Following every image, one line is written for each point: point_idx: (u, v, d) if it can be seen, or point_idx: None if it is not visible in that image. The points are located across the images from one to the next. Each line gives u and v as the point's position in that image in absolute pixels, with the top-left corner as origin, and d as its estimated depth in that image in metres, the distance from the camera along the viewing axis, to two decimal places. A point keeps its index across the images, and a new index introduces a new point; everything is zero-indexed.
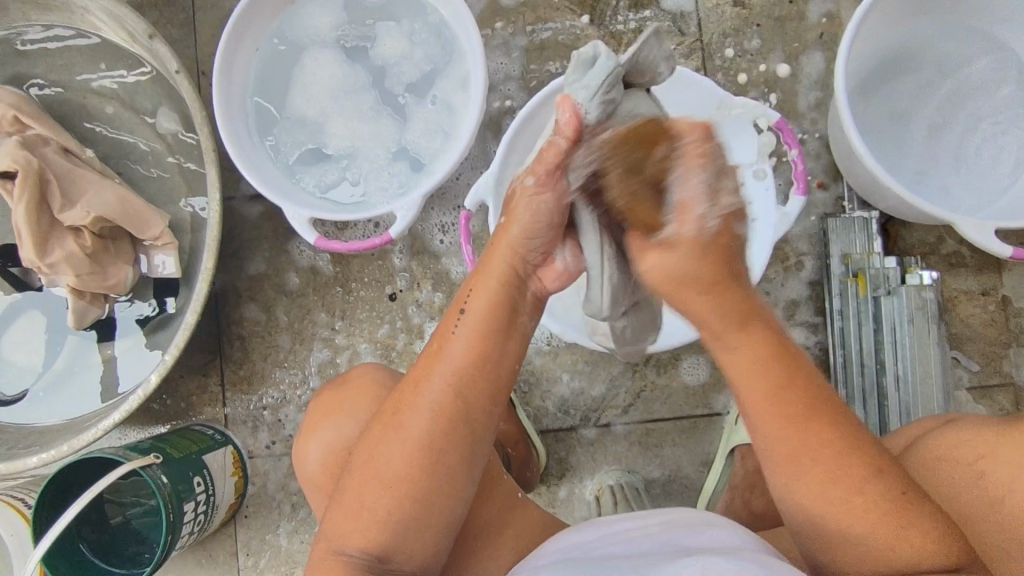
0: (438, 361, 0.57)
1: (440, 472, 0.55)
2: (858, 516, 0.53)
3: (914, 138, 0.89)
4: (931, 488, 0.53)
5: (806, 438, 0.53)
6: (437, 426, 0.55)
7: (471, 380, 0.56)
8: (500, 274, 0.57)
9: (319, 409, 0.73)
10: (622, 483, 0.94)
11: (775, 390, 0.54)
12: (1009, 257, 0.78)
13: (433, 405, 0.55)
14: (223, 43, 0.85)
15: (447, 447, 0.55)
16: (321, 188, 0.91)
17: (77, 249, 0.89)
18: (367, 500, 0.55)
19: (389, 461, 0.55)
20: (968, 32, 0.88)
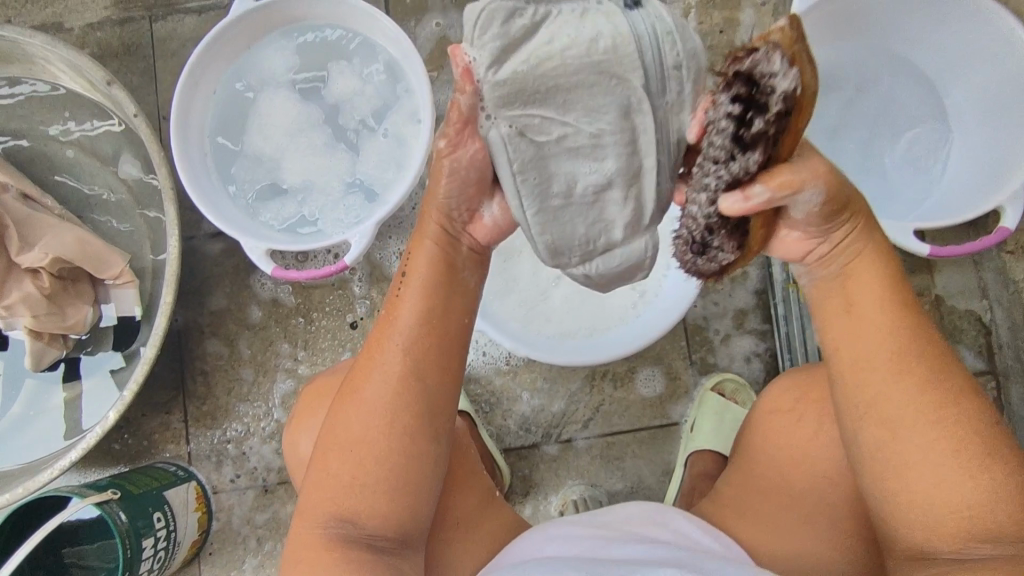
0: (388, 326, 0.59)
1: (402, 428, 0.57)
2: (964, 522, 0.50)
3: (840, 151, 0.95)
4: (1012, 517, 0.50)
5: (926, 416, 0.51)
6: (393, 384, 0.57)
7: (424, 338, 0.58)
8: (432, 238, 0.60)
9: (305, 400, 0.75)
10: (585, 497, 0.96)
11: (904, 363, 0.52)
12: (926, 254, 0.83)
13: (387, 365, 0.57)
14: (179, 87, 0.89)
15: (405, 403, 0.57)
16: (279, 221, 0.93)
17: (34, 290, 0.91)
18: (345, 467, 0.57)
19: (359, 426, 0.57)
20: (881, 53, 0.95)
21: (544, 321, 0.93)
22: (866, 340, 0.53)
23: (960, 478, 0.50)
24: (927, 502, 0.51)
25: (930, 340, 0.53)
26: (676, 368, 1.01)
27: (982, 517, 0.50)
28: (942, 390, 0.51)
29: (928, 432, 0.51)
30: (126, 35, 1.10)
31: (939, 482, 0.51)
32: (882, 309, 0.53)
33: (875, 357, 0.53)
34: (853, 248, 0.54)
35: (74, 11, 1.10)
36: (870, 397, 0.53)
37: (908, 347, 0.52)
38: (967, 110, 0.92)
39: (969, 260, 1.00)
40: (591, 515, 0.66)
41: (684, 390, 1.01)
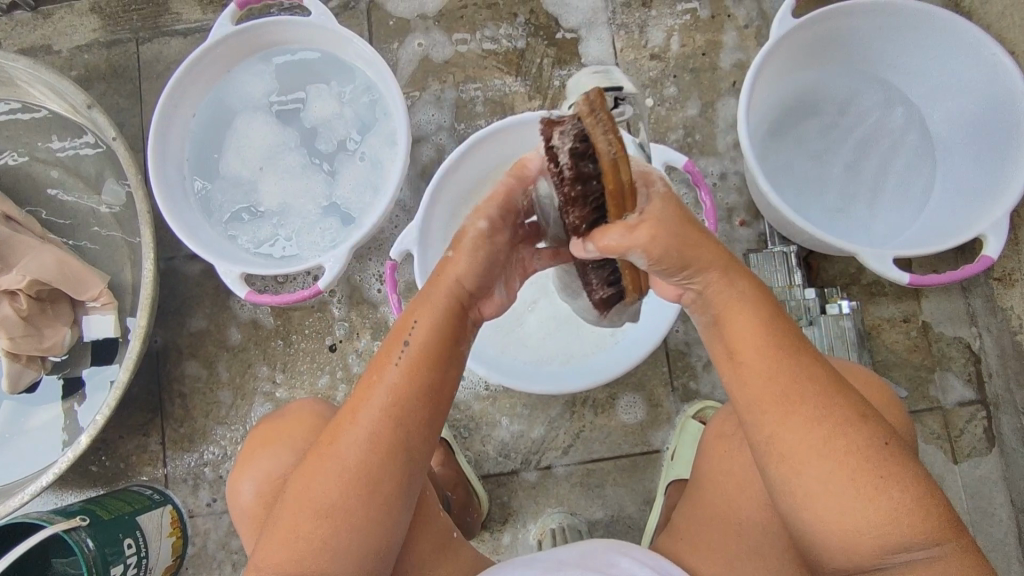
0: (374, 395, 0.54)
1: (380, 491, 0.54)
2: (878, 546, 0.49)
3: (822, 175, 0.93)
4: (929, 535, 0.49)
5: (823, 447, 0.50)
6: (376, 453, 0.54)
7: (412, 407, 0.54)
8: (442, 308, 0.56)
9: (252, 442, 0.73)
10: (563, 526, 0.94)
11: (789, 398, 0.51)
12: (907, 282, 0.81)
13: (370, 433, 0.54)
14: (157, 111, 0.89)
15: (385, 470, 0.54)
16: (255, 244, 0.93)
17: (11, 312, 0.90)
18: (296, 533, 0.54)
19: (318, 495, 0.54)
20: (863, 76, 0.94)
21: (521, 347, 0.92)
22: (754, 383, 0.52)
23: (860, 502, 0.49)
24: (839, 531, 0.50)
25: (813, 370, 0.52)
26: (658, 394, 0.99)
27: (898, 538, 0.49)
28: (833, 417, 0.50)
29: (826, 464, 0.50)
30: (112, 57, 1.11)
31: (847, 511, 0.49)
32: (761, 350, 0.52)
33: (762, 395, 0.52)
34: (718, 295, 0.54)
35: (62, 33, 1.11)
36: (768, 435, 0.52)
37: (791, 380, 0.51)
38: (949, 135, 0.91)
39: (957, 287, 0.98)
40: (552, 554, 0.62)
41: (665, 416, 0.99)
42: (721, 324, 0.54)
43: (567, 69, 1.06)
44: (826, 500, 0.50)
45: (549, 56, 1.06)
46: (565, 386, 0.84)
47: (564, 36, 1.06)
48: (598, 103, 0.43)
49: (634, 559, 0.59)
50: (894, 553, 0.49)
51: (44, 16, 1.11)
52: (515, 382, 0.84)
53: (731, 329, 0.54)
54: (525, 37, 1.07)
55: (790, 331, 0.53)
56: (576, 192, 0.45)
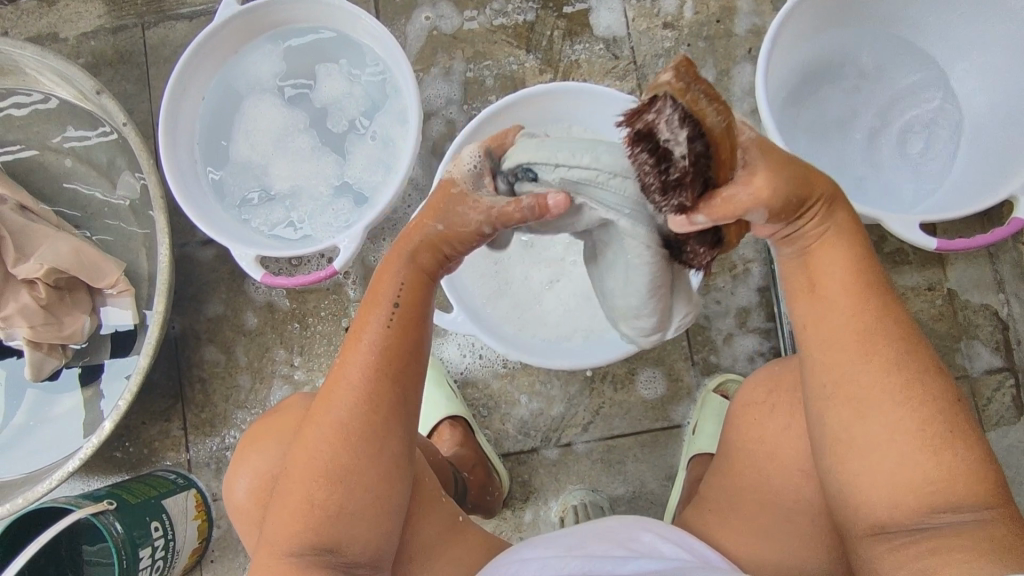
0: (355, 354, 0.52)
1: (376, 456, 0.52)
2: (929, 502, 0.48)
3: (844, 140, 0.91)
4: (981, 498, 0.48)
5: (888, 395, 0.50)
6: (368, 415, 0.51)
7: (398, 359, 0.52)
8: (414, 261, 0.53)
9: (249, 439, 0.72)
10: (585, 502, 0.93)
11: (870, 339, 0.51)
12: (936, 248, 0.79)
13: (358, 393, 0.51)
14: (167, 94, 0.88)
15: (382, 433, 0.51)
16: (268, 227, 0.93)
17: (31, 301, 0.91)
18: (301, 498, 0.51)
19: (316, 455, 0.51)
20: (885, 38, 0.91)
21: (540, 325, 0.91)
22: (831, 322, 0.52)
23: (920, 458, 0.48)
24: (884, 482, 0.49)
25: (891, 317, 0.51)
26: (677, 369, 0.98)
27: (942, 498, 0.48)
28: (912, 366, 0.50)
29: (893, 410, 0.49)
30: (118, 43, 1.10)
31: (900, 462, 0.49)
32: (846, 288, 0.52)
33: (839, 327, 0.51)
34: (821, 255, 0.53)
35: (68, 20, 1.10)
36: (833, 376, 0.52)
37: (869, 326, 0.51)
38: (976, 95, 0.88)
39: (983, 254, 0.96)
40: (571, 534, 0.61)
41: (686, 391, 0.98)
42: (804, 261, 0.54)
43: (579, 41, 1.04)
44: (888, 452, 0.49)
45: (560, 29, 1.04)
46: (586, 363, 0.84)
47: (575, 7, 1.04)
48: (690, 73, 0.41)
49: (656, 534, 0.59)
50: (945, 514, 0.48)
51: (49, 4, 1.10)
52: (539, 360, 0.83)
53: (817, 269, 0.53)
54: (535, 10, 1.04)
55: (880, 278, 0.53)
56: (687, 172, 0.43)
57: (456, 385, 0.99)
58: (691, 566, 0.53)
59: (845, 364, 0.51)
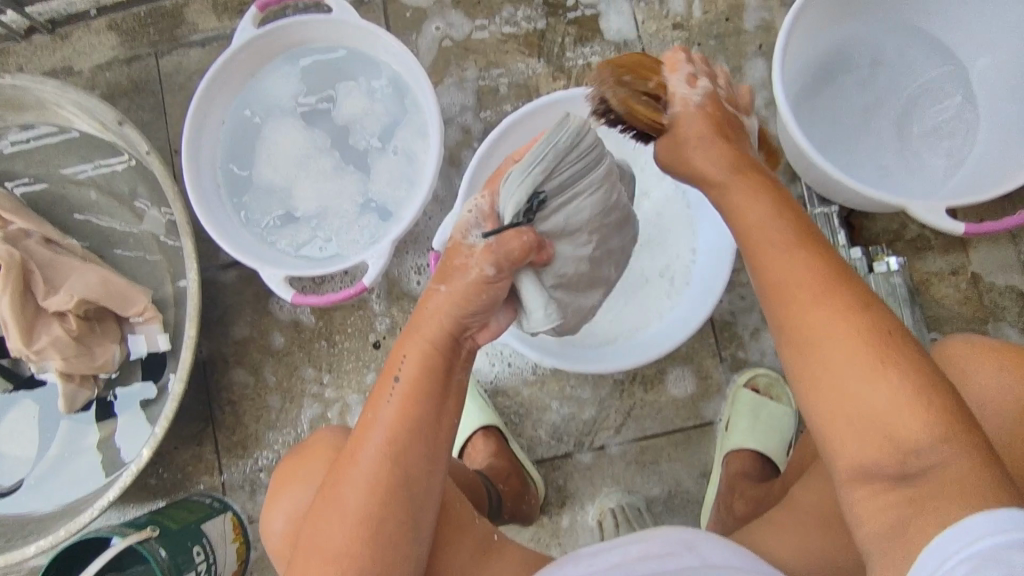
0: (372, 428, 0.58)
1: (382, 535, 0.55)
2: (887, 433, 0.47)
3: (861, 129, 0.92)
4: (942, 432, 0.46)
5: (837, 332, 0.49)
6: (378, 491, 0.56)
7: (409, 432, 0.57)
8: (429, 340, 0.59)
9: (277, 479, 0.73)
10: (623, 504, 0.93)
11: (799, 288, 0.52)
12: (964, 233, 0.80)
13: (370, 470, 0.56)
14: (188, 121, 0.90)
15: (388, 508, 0.56)
16: (295, 248, 0.94)
17: (63, 333, 0.91)
18: (318, 565, 0.55)
19: (334, 522, 0.56)
20: (896, 26, 0.92)
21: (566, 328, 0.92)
22: (780, 274, 0.53)
23: (872, 390, 0.48)
24: (854, 407, 0.48)
25: (826, 261, 0.52)
26: (706, 366, 0.99)
27: (918, 434, 0.46)
28: (835, 305, 0.50)
29: (841, 346, 0.49)
30: (133, 73, 1.11)
31: (866, 392, 0.48)
32: (779, 239, 0.54)
33: (783, 282, 0.52)
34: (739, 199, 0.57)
35: (82, 53, 1.11)
36: (794, 320, 0.51)
37: (805, 277, 0.52)
38: (992, 79, 0.89)
39: (1005, 236, 0.97)
40: (614, 549, 0.60)
41: (716, 388, 0.98)
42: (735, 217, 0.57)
43: (589, 46, 1.05)
44: (841, 386, 0.49)
45: (570, 35, 1.05)
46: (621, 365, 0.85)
47: (584, 13, 1.05)
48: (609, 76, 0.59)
49: (708, 550, 0.57)
50: (913, 454, 0.47)
51: (63, 38, 1.11)
52: (574, 366, 0.84)
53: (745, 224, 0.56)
54: (544, 17, 1.05)
55: (815, 235, 0.54)
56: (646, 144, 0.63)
57: (487, 394, 0.99)
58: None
59: (803, 311, 0.51)
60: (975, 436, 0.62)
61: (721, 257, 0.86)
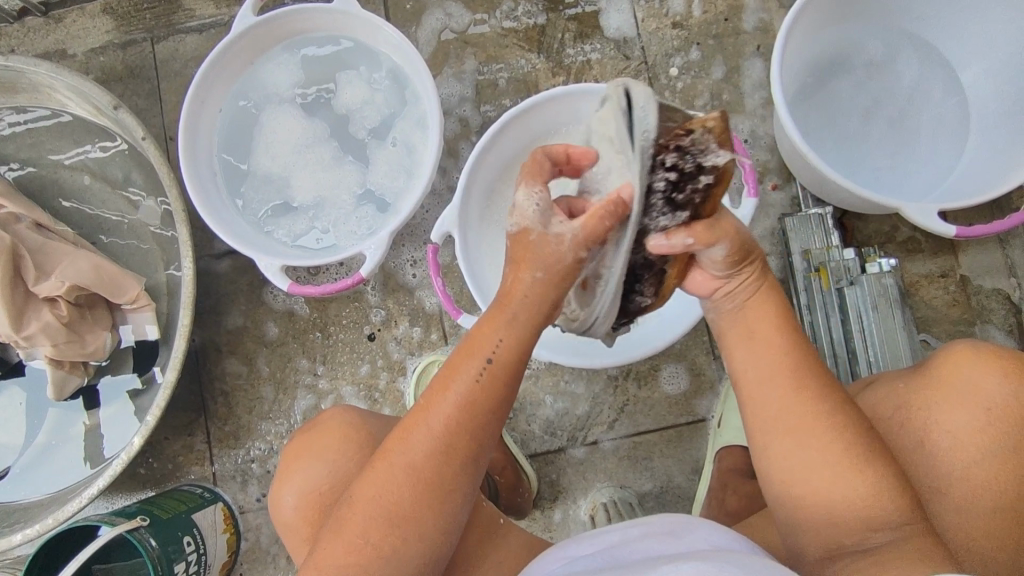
0: (419, 425, 0.57)
1: (409, 529, 0.56)
2: (860, 520, 0.55)
3: (856, 131, 0.93)
4: (899, 520, 0.54)
5: (800, 410, 0.59)
6: (413, 486, 0.56)
7: (471, 412, 0.57)
8: (509, 331, 0.57)
9: (286, 457, 0.73)
10: (615, 499, 0.94)
11: (777, 371, 0.61)
12: (955, 235, 0.81)
13: (410, 463, 0.56)
14: (185, 108, 0.89)
15: (415, 504, 0.56)
16: (291, 238, 0.94)
17: (53, 319, 0.90)
18: (361, 533, 0.56)
19: (378, 494, 0.57)
20: (891, 31, 0.93)
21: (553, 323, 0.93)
22: (764, 363, 0.61)
23: (839, 470, 0.56)
24: (825, 486, 0.57)
25: (791, 352, 0.61)
26: (700, 363, 0.99)
27: (880, 516, 0.55)
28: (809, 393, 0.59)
29: (823, 434, 0.57)
30: (128, 58, 1.10)
31: (832, 469, 0.57)
32: (778, 328, 0.62)
33: (760, 371, 0.61)
34: (741, 290, 0.64)
35: (76, 36, 1.10)
36: (774, 408, 0.60)
37: (776, 365, 0.61)
38: (984, 85, 0.90)
39: (994, 240, 0.98)
40: (613, 531, 0.61)
41: (709, 385, 0.99)
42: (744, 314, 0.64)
43: (589, 43, 1.05)
44: (817, 465, 0.57)
45: (570, 31, 1.05)
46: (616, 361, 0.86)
47: (584, 10, 1.05)
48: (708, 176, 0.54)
49: (698, 532, 0.59)
50: (874, 531, 0.55)
51: (56, 20, 1.10)
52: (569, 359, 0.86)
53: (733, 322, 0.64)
54: (544, 12, 1.05)
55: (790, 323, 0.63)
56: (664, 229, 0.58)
57: None
58: (730, 553, 0.53)
59: (778, 392, 0.60)
60: (975, 441, 0.61)
61: None
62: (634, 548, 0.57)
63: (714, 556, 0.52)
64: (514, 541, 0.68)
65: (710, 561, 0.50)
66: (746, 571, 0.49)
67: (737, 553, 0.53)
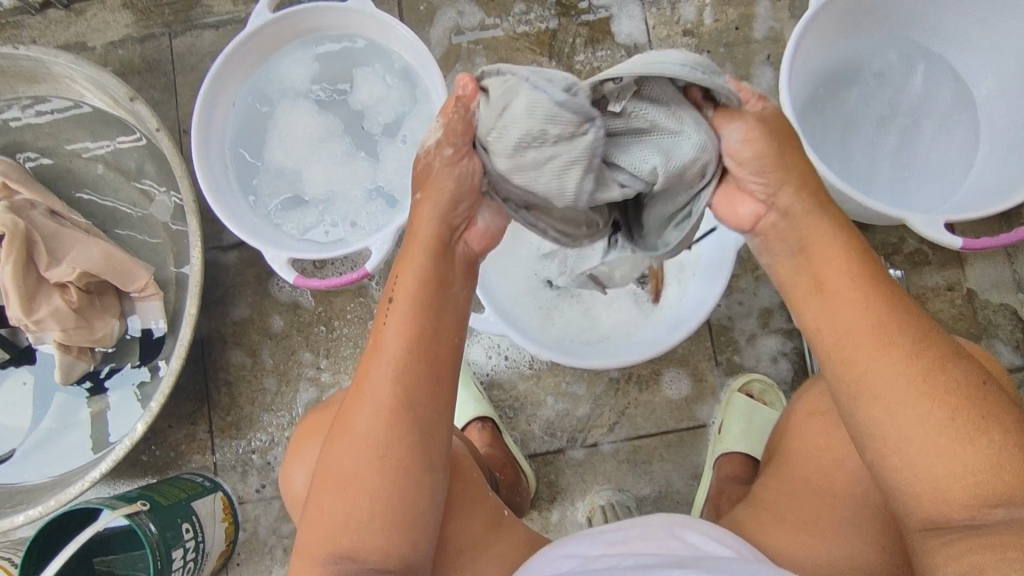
0: (377, 351, 0.57)
1: (389, 471, 0.55)
2: (977, 497, 0.47)
3: (865, 142, 0.93)
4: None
5: (895, 377, 0.50)
6: (383, 419, 0.55)
7: (410, 352, 0.56)
8: (422, 251, 0.59)
9: (301, 432, 0.75)
10: (613, 501, 0.94)
11: (876, 328, 0.52)
12: (962, 247, 0.81)
13: (375, 396, 0.55)
14: (201, 100, 0.90)
15: (394, 442, 0.55)
16: (300, 231, 0.95)
17: (63, 304, 0.92)
18: (329, 499, 0.56)
19: (341, 458, 0.56)
20: (902, 43, 0.93)
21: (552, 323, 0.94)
22: (844, 316, 0.53)
23: (951, 449, 0.48)
24: (933, 466, 0.49)
25: (879, 303, 0.52)
26: (702, 369, 0.99)
27: (996, 491, 0.47)
28: (900, 348, 0.51)
29: (915, 401, 0.49)
30: (146, 51, 1.12)
31: (933, 438, 0.49)
32: (856, 281, 0.54)
33: (854, 327, 0.53)
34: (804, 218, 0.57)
35: (96, 30, 1.12)
36: (855, 368, 0.52)
37: (878, 318, 0.52)
38: (996, 99, 0.90)
39: (1002, 254, 0.98)
40: (615, 530, 0.64)
41: (710, 391, 0.99)
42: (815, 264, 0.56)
43: (600, 48, 1.06)
44: (917, 439, 0.49)
45: (581, 36, 1.06)
46: (581, 359, 0.85)
47: (596, 15, 1.06)
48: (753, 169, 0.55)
49: (699, 533, 0.61)
50: (987, 508, 0.48)
51: (77, 13, 1.12)
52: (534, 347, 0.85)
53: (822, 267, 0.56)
54: (557, 17, 1.07)
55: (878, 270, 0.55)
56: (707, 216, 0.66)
57: (482, 386, 1.00)
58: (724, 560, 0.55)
59: (866, 352, 0.52)
60: None
61: (718, 268, 0.87)
62: (633, 549, 0.59)
63: (710, 563, 0.54)
64: (515, 532, 0.70)
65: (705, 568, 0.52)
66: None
67: (730, 560, 0.55)
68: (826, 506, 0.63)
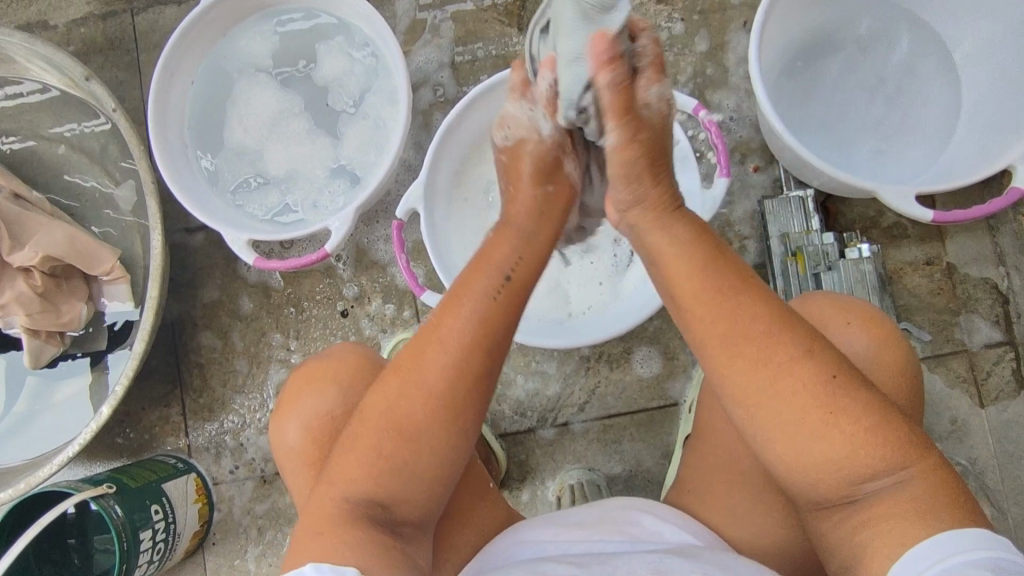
0: (460, 304, 0.56)
1: (446, 428, 0.55)
2: (853, 471, 0.50)
3: (840, 112, 0.90)
4: (902, 457, 0.50)
5: (774, 374, 0.51)
6: (454, 376, 0.55)
7: (502, 333, 0.57)
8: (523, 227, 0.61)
9: (294, 382, 0.71)
10: (582, 481, 0.93)
11: (749, 327, 0.52)
12: (932, 220, 0.78)
13: (452, 353, 0.55)
14: (156, 78, 0.88)
15: (456, 399, 0.55)
16: (263, 212, 0.93)
17: (27, 289, 0.92)
18: (374, 446, 0.55)
19: (399, 410, 0.55)
20: (881, 8, 0.89)
21: None
22: (716, 310, 0.53)
23: (838, 434, 0.50)
24: (822, 451, 0.50)
25: (761, 303, 0.53)
26: (673, 346, 0.98)
27: (872, 463, 0.50)
28: (780, 346, 0.52)
29: (793, 388, 0.51)
30: (108, 29, 1.09)
31: (827, 435, 0.50)
32: (706, 273, 0.54)
33: (715, 326, 0.53)
34: (674, 211, 0.58)
35: (57, 8, 1.10)
36: (737, 383, 0.52)
37: (745, 308, 0.53)
38: (976, 65, 0.86)
39: (983, 226, 0.95)
40: (575, 514, 0.65)
41: (682, 368, 0.98)
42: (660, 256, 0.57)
43: None
44: (803, 434, 0.51)
45: None
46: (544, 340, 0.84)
47: None
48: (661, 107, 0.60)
49: (655, 516, 0.63)
50: (864, 483, 0.50)
51: None
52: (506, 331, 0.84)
53: (672, 263, 0.56)
54: None
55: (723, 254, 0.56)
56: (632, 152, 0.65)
57: None
58: (686, 548, 0.58)
59: (753, 343, 0.52)
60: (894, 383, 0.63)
61: None
62: (591, 542, 0.60)
63: (673, 550, 0.56)
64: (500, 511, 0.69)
65: (665, 554, 0.55)
66: (698, 563, 0.53)
67: (690, 546, 0.58)
68: (742, 484, 0.64)
